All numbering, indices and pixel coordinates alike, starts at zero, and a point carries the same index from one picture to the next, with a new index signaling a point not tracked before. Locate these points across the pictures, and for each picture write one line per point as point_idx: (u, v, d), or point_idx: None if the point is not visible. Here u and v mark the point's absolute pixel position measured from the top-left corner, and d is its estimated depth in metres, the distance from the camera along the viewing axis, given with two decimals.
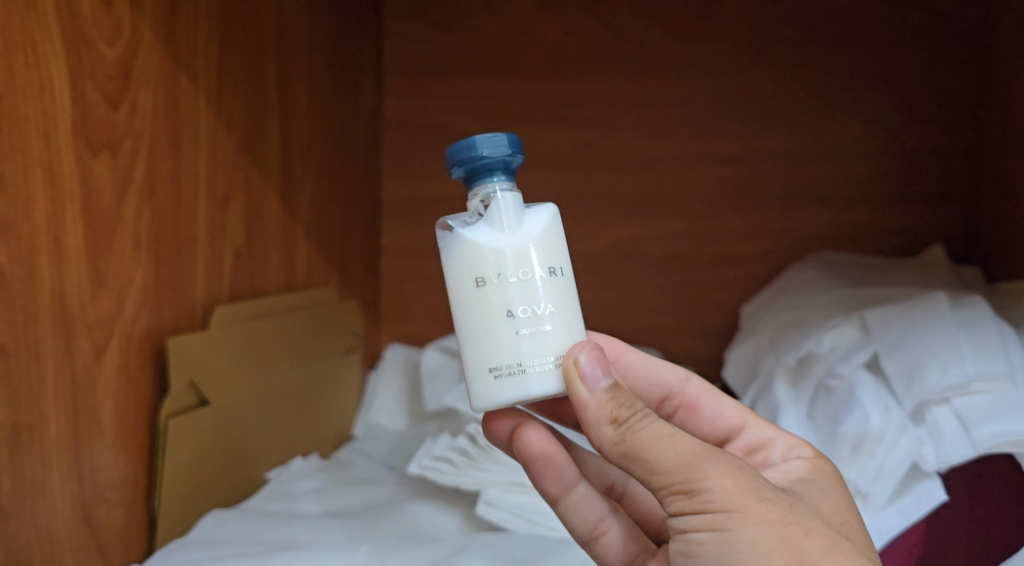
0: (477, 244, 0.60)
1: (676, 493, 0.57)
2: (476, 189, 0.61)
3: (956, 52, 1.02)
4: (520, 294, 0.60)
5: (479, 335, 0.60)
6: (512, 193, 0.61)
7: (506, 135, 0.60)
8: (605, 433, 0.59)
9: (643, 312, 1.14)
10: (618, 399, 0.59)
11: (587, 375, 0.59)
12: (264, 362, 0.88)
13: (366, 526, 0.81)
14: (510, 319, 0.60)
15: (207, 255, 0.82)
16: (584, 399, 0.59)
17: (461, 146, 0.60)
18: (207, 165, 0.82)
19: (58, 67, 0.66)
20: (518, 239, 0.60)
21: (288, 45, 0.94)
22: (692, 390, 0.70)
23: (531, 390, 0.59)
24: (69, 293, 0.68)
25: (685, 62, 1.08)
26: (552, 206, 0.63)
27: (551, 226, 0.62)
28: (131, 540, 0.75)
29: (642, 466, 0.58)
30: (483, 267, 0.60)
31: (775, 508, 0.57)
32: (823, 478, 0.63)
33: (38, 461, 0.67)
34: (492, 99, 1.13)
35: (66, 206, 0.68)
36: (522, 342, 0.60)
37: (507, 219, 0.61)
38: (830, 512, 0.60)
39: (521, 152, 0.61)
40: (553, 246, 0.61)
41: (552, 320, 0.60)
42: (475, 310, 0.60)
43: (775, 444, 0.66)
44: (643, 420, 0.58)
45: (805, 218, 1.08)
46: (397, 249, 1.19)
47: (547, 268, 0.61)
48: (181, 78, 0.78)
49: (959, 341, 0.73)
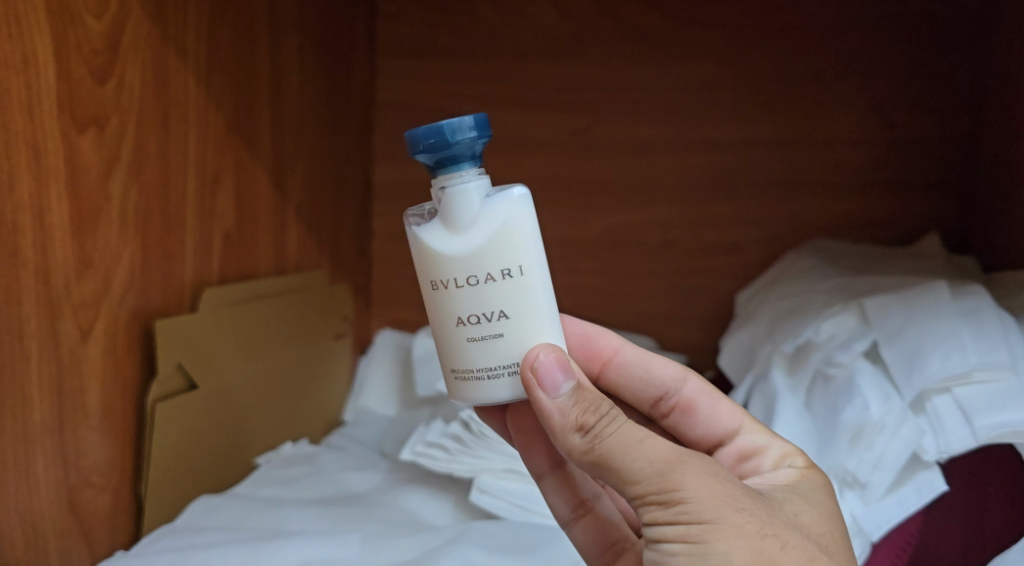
0: (429, 248, 0.58)
1: (650, 503, 0.54)
2: (439, 178, 0.58)
3: (957, 39, 1.01)
4: (471, 301, 0.58)
5: (439, 336, 0.60)
6: (478, 183, 0.57)
7: (470, 121, 0.56)
8: (572, 442, 0.56)
9: (637, 299, 1.13)
10: (583, 403, 0.57)
11: (545, 382, 0.56)
12: (256, 345, 0.87)
13: (353, 514, 0.80)
14: (461, 326, 0.58)
15: (195, 236, 0.81)
16: (546, 407, 0.57)
17: (422, 132, 0.56)
18: (196, 144, 0.80)
19: (42, 39, 0.64)
20: (468, 243, 0.57)
21: (278, 24, 0.91)
22: (690, 391, 0.68)
23: (483, 397, 0.58)
24: (53, 272, 0.66)
25: (683, 47, 1.07)
26: (518, 194, 0.57)
27: (505, 225, 0.57)
28: (116, 527, 0.74)
29: (614, 476, 0.55)
30: (434, 272, 0.58)
31: (752, 519, 0.54)
32: (812, 487, 0.60)
33: (22, 445, 0.65)
34: (487, 83, 1.11)
35: (51, 183, 0.66)
36: (475, 350, 0.58)
37: (460, 219, 0.57)
38: (811, 522, 0.57)
39: (488, 135, 0.57)
40: (509, 245, 0.57)
41: (505, 327, 0.57)
42: (433, 313, 0.59)
43: (767, 453, 0.64)
44: (610, 426, 0.56)
45: (801, 206, 1.07)
46: (387, 233, 1.17)
47: (496, 272, 0.57)
48: (169, 54, 0.76)
49: (960, 329, 0.72)
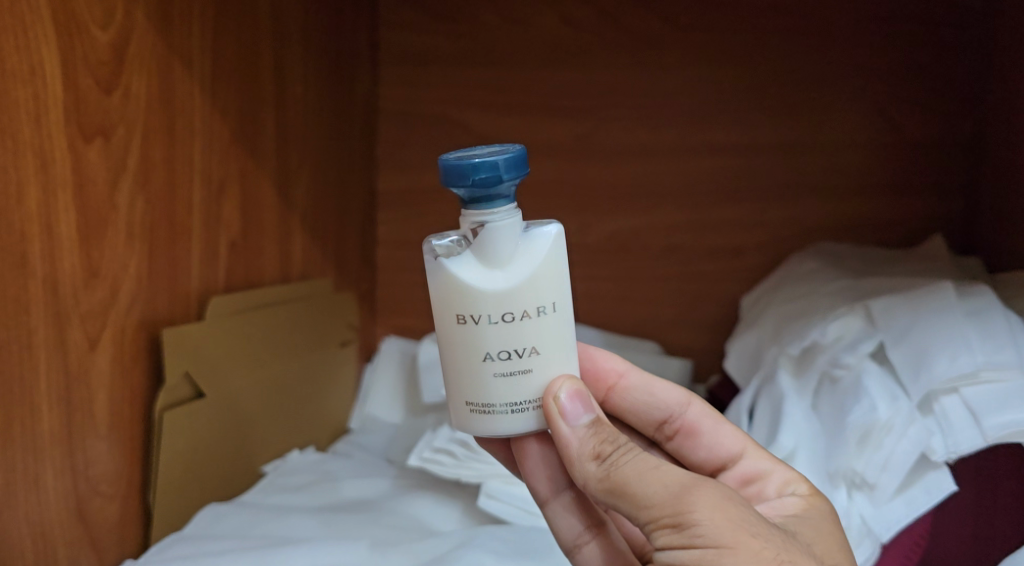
0: (462, 282, 0.57)
1: (664, 527, 0.53)
2: (471, 213, 0.56)
3: (959, 42, 1.01)
4: (503, 338, 0.57)
5: (458, 369, 0.58)
6: (511, 222, 0.56)
7: (510, 161, 0.55)
8: (589, 470, 0.57)
9: (642, 304, 1.13)
10: (600, 434, 0.58)
11: (567, 412, 0.58)
12: (264, 353, 0.87)
13: (361, 521, 0.79)
14: (489, 361, 0.57)
15: (201, 246, 0.81)
16: (564, 436, 0.58)
17: (460, 167, 0.55)
18: (202, 153, 0.80)
19: (49, 50, 0.64)
20: (505, 280, 0.56)
21: (282, 35, 0.92)
22: (693, 414, 0.66)
23: (504, 430, 0.58)
24: (61, 282, 0.67)
25: (684, 52, 1.07)
26: (552, 234, 0.57)
27: (545, 263, 0.57)
28: (125, 536, 0.74)
29: (628, 501, 0.55)
30: (465, 306, 0.57)
31: (768, 545, 0.52)
32: (818, 517, 0.58)
33: (31, 454, 0.65)
34: (490, 90, 1.12)
35: (58, 194, 0.66)
36: (500, 384, 0.58)
37: (499, 255, 0.57)
38: (824, 552, 0.55)
39: (525, 177, 0.56)
40: (546, 282, 0.57)
41: (535, 363, 0.58)
42: (455, 347, 0.58)
43: (771, 477, 0.62)
44: (627, 454, 0.57)
45: (805, 209, 1.07)
46: (392, 241, 1.18)
47: (534, 310, 0.57)
48: (174, 64, 0.76)
49: (967, 329, 0.73)
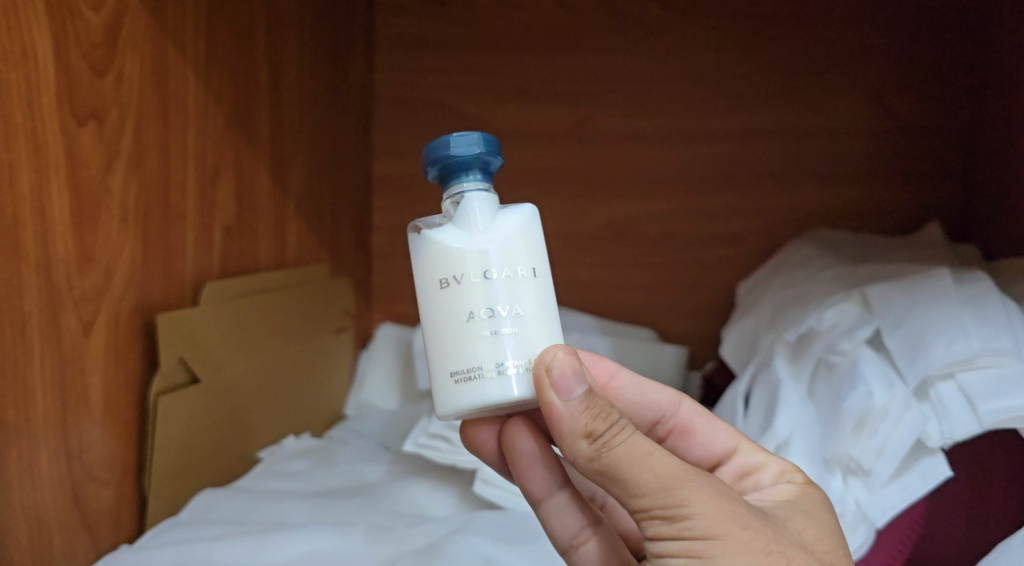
0: (442, 245, 0.57)
1: (655, 518, 0.54)
2: (448, 190, 0.58)
3: (950, 29, 1.01)
4: (485, 296, 0.56)
5: (441, 337, 0.57)
6: (485, 194, 0.58)
7: (479, 135, 0.57)
8: (580, 447, 0.55)
9: (638, 291, 1.12)
10: (593, 409, 0.55)
11: (559, 385, 0.55)
12: (259, 337, 0.87)
13: (356, 506, 0.79)
14: (472, 322, 0.56)
15: (195, 231, 0.80)
16: (557, 411, 0.55)
17: (432, 146, 0.58)
18: (196, 138, 0.80)
19: (41, 32, 0.64)
20: (486, 239, 0.57)
21: (276, 19, 0.91)
22: (685, 414, 0.65)
23: (491, 395, 0.56)
24: (55, 266, 0.66)
25: (681, 38, 1.07)
26: (530, 207, 0.59)
27: (526, 228, 0.58)
28: (120, 521, 0.74)
29: (619, 485, 0.55)
30: (447, 268, 0.57)
31: (758, 536, 0.53)
32: (811, 504, 0.58)
33: (25, 438, 0.65)
34: (486, 76, 1.11)
35: (51, 175, 0.66)
36: (485, 347, 0.56)
37: (478, 219, 0.57)
38: (814, 538, 0.56)
39: (497, 153, 0.58)
40: (526, 245, 0.57)
41: (520, 324, 0.56)
42: (438, 313, 0.57)
43: (766, 469, 0.62)
44: (619, 435, 0.55)
45: (802, 195, 1.07)
46: (388, 228, 1.17)
47: (515, 269, 0.57)
48: (168, 46, 0.76)
49: (963, 314, 0.72)
